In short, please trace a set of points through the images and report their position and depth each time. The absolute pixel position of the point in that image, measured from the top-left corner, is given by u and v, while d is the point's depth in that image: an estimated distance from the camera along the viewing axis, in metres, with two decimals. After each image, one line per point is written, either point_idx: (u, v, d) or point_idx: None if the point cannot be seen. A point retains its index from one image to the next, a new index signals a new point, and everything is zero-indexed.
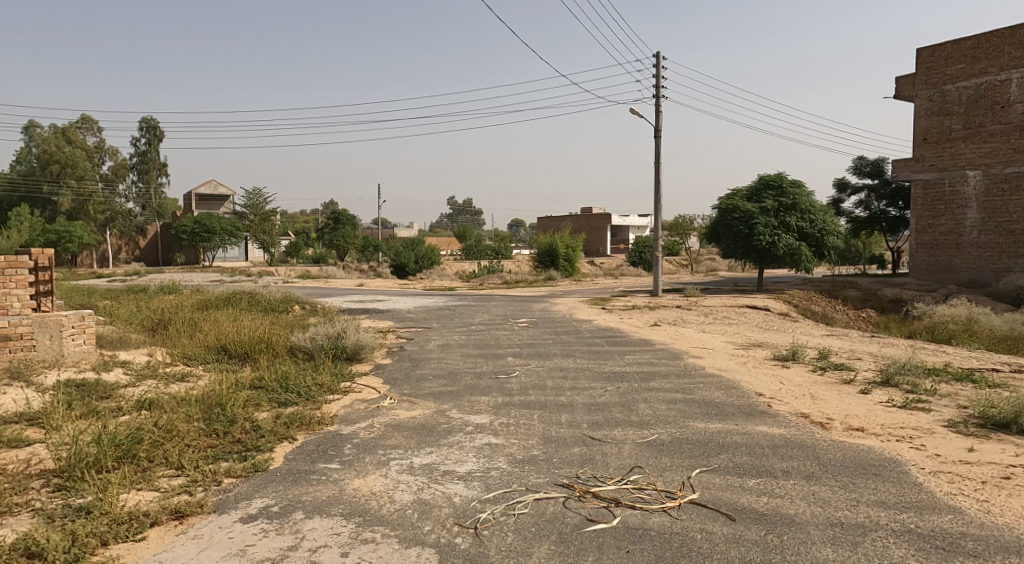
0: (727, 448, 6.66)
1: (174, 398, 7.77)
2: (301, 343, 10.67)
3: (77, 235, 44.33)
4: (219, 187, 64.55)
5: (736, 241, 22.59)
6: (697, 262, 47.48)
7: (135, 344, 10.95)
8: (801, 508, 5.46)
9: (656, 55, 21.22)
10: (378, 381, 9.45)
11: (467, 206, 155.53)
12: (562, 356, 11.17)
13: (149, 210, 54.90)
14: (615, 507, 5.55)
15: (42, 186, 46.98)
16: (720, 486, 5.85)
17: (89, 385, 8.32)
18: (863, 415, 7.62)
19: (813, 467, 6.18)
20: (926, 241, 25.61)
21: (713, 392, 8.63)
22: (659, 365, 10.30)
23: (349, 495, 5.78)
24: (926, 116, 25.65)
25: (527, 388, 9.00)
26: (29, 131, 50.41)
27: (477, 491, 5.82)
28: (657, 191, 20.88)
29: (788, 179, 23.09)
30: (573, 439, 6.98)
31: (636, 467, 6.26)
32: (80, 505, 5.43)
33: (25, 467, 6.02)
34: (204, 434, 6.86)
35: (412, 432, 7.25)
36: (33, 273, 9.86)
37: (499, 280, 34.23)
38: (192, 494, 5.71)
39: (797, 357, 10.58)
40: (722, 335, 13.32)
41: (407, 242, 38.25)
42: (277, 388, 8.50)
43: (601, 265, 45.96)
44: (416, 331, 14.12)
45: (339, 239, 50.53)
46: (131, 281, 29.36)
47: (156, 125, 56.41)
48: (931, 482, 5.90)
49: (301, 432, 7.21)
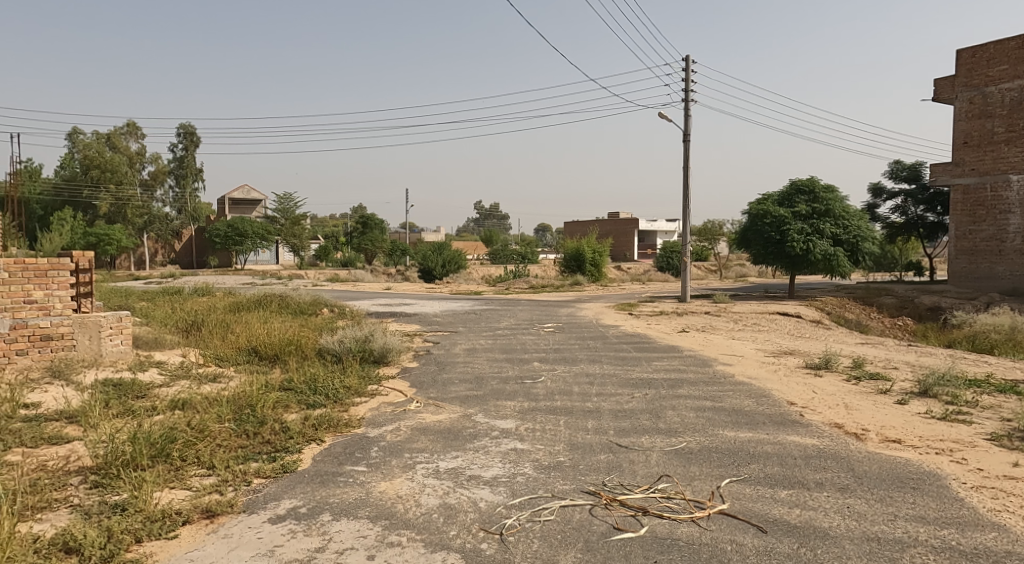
0: (758, 457, 6.55)
1: (207, 399, 7.85)
2: (329, 345, 10.73)
3: (117, 239, 45.31)
4: (252, 192, 65.56)
5: (767, 246, 22.21)
6: (727, 268, 47.03)
7: (170, 345, 11.13)
8: (836, 522, 5.33)
9: (686, 59, 20.97)
10: (405, 384, 9.47)
11: (494, 211, 155.95)
12: (588, 362, 11.08)
13: (185, 215, 55.11)
14: (642, 515, 5.48)
15: (83, 190, 47.75)
16: (751, 497, 5.74)
17: (126, 384, 8.45)
18: (901, 426, 7.45)
19: (847, 480, 6.04)
20: (966, 248, 25.09)
21: (743, 401, 8.47)
22: (688, 372, 10.13)
23: (375, 498, 5.78)
24: (967, 118, 25.07)
25: (553, 393, 8.95)
26: (75, 138, 51.84)
27: (503, 496, 5.79)
28: (686, 197, 20.66)
29: (821, 183, 22.73)
30: (599, 446, 6.92)
31: (664, 475, 6.18)
32: (116, 502, 5.49)
33: (65, 464, 6.12)
34: (235, 434, 6.92)
35: (438, 436, 7.23)
36: (74, 276, 10.18)
37: (526, 284, 34.11)
38: (223, 493, 5.76)
39: (830, 365, 10.40)
40: (752, 342, 13.13)
41: (435, 246, 38.19)
42: (305, 391, 8.53)
43: (630, 270, 45.48)
44: (443, 335, 14.13)
45: (367, 244, 51.66)
46: (167, 283, 29.82)
47: (193, 131, 57.42)
48: (973, 498, 5.73)
49: (329, 434, 7.25)
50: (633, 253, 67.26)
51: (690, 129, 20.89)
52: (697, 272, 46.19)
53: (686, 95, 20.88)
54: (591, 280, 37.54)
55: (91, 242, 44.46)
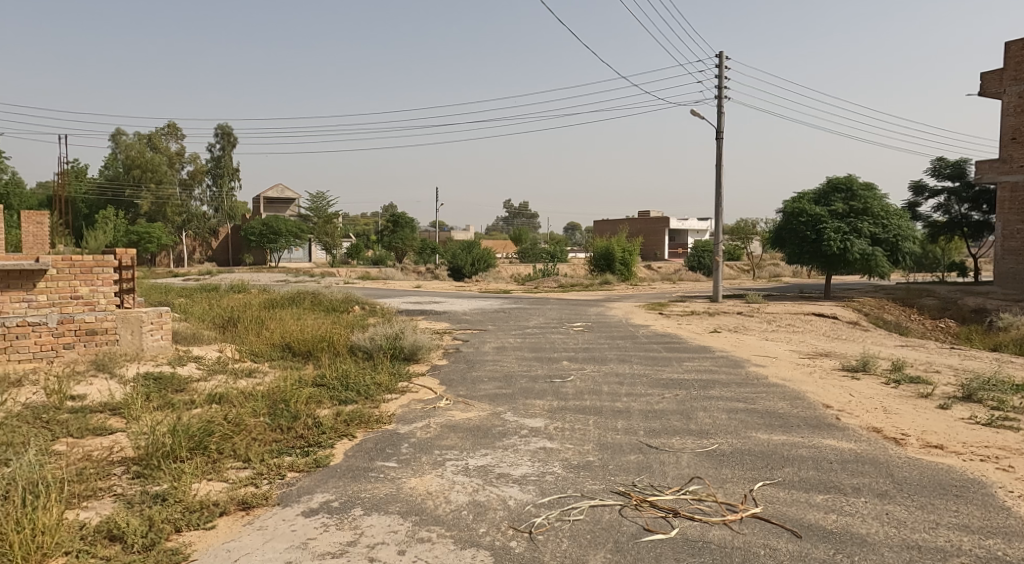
0: (793, 461, 6.45)
1: (243, 394, 7.96)
2: (361, 343, 10.80)
3: (157, 236, 45.98)
4: (286, 191, 66.41)
5: (802, 246, 21.85)
6: (760, 268, 46.38)
7: (207, 340, 11.32)
8: (874, 528, 5.23)
9: (719, 55, 20.73)
10: (435, 381, 9.50)
11: (524, 210, 155.87)
12: (618, 361, 11.01)
13: (222, 213, 56.47)
14: (673, 517, 5.43)
15: (125, 190, 49.29)
16: (785, 501, 5.65)
17: (165, 378, 8.60)
18: (943, 432, 7.28)
19: (886, 485, 5.91)
20: (1012, 248, 24.43)
21: (777, 403, 8.34)
22: (719, 373, 10.01)
23: (406, 494, 5.81)
24: (1014, 114, 24.39)
25: (583, 392, 8.91)
26: (117, 139, 52.95)
27: (533, 495, 5.78)
28: (719, 195, 20.43)
29: (859, 181, 22.32)
30: (629, 446, 6.87)
31: (695, 477, 6.11)
32: (156, 492, 5.60)
33: (108, 454, 6.26)
34: (270, 429, 7.00)
35: (467, 434, 7.24)
36: (117, 273, 10.37)
37: (555, 283, 34.01)
38: (258, 486, 5.83)
39: (868, 367, 10.19)
40: (787, 343, 12.93)
41: (465, 245, 38.27)
42: (338, 386, 8.61)
43: (660, 269, 45.08)
44: (472, 333, 14.15)
45: (398, 242, 51.93)
46: (203, 280, 30.32)
47: (230, 131, 58.37)
48: (1020, 507, 5.57)
49: (361, 430, 7.30)
50: (665, 252, 66.70)
51: (723, 126, 20.64)
52: (729, 271, 45.64)
53: (720, 92, 20.63)
54: (621, 280, 37.33)
55: (132, 240, 45.12)
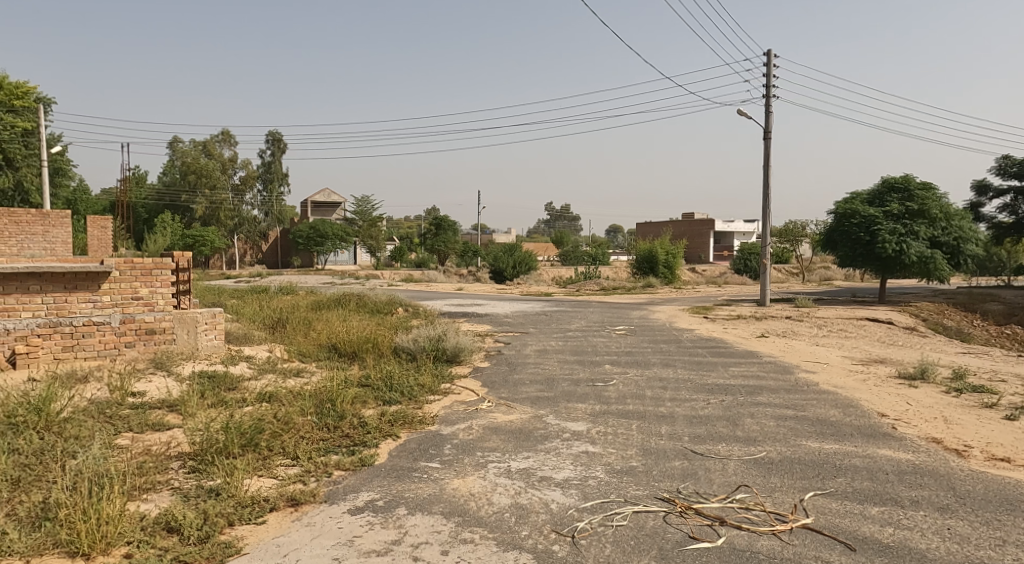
0: (845, 471, 6.27)
1: (291, 393, 8.09)
2: (404, 344, 10.89)
3: (210, 239, 47.08)
4: (332, 194, 67.39)
5: (854, 249, 21.29)
6: (809, 271, 45.34)
7: (258, 340, 11.56)
8: (934, 544, 5.04)
9: (767, 54, 20.37)
10: (477, 383, 9.52)
11: (566, 212, 155.44)
12: (662, 366, 10.88)
13: (272, 217, 56.68)
14: (719, 526, 5.32)
15: (181, 195, 50.36)
16: (837, 512, 5.49)
17: (218, 377, 8.80)
18: (1009, 444, 6.99)
19: (947, 499, 5.70)
20: None
21: (829, 411, 8.13)
22: (767, 379, 9.80)
23: (449, 494, 5.82)
24: None
25: (626, 397, 8.82)
26: (175, 146, 54.43)
27: (575, 499, 5.73)
28: (767, 197, 20.04)
29: (917, 180, 21.66)
30: (674, 452, 6.77)
31: (743, 485, 5.99)
32: (210, 487, 5.71)
33: (165, 448, 6.42)
34: (317, 427, 7.10)
35: (509, 436, 7.22)
36: (175, 274, 10.68)
37: (598, 286, 33.74)
38: (306, 483, 5.91)
39: (926, 375, 9.87)
40: (839, 349, 12.60)
41: (507, 247, 38.36)
42: (382, 387, 8.69)
43: (704, 273, 44.44)
44: (513, 335, 14.13)
45: (441, 245, 52.43)
46: (252, 282, 30.87)
47: (280, 137, 59.56)
48: None
49: (404, 430, 7.35)
50: (710, 255, 65.78)
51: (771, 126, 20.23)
52: (777, 275, 44.73)
53: (767, 92, 20.26)
54: (665, 283, 36.90)
55: (187, 243, 46.41)
